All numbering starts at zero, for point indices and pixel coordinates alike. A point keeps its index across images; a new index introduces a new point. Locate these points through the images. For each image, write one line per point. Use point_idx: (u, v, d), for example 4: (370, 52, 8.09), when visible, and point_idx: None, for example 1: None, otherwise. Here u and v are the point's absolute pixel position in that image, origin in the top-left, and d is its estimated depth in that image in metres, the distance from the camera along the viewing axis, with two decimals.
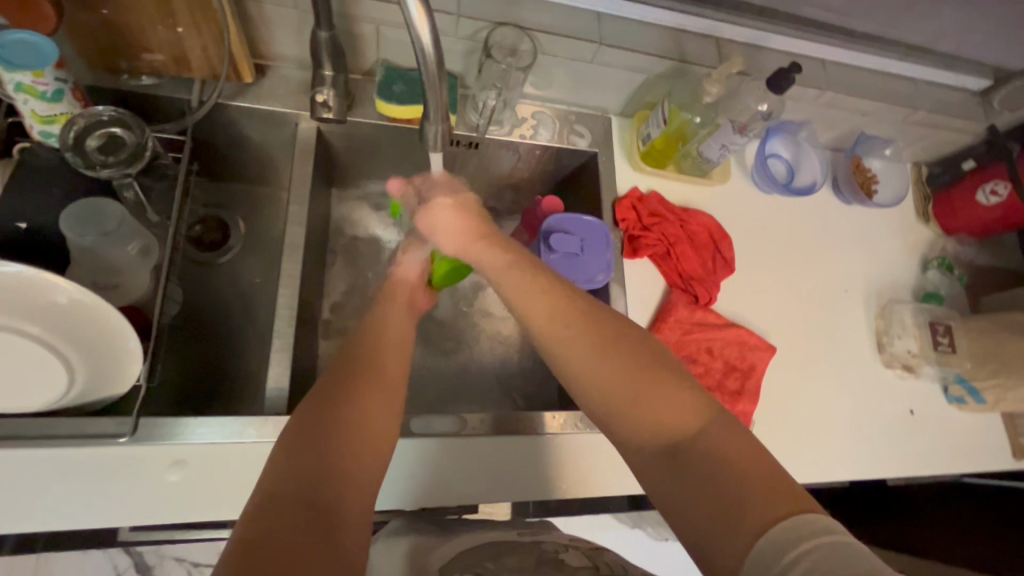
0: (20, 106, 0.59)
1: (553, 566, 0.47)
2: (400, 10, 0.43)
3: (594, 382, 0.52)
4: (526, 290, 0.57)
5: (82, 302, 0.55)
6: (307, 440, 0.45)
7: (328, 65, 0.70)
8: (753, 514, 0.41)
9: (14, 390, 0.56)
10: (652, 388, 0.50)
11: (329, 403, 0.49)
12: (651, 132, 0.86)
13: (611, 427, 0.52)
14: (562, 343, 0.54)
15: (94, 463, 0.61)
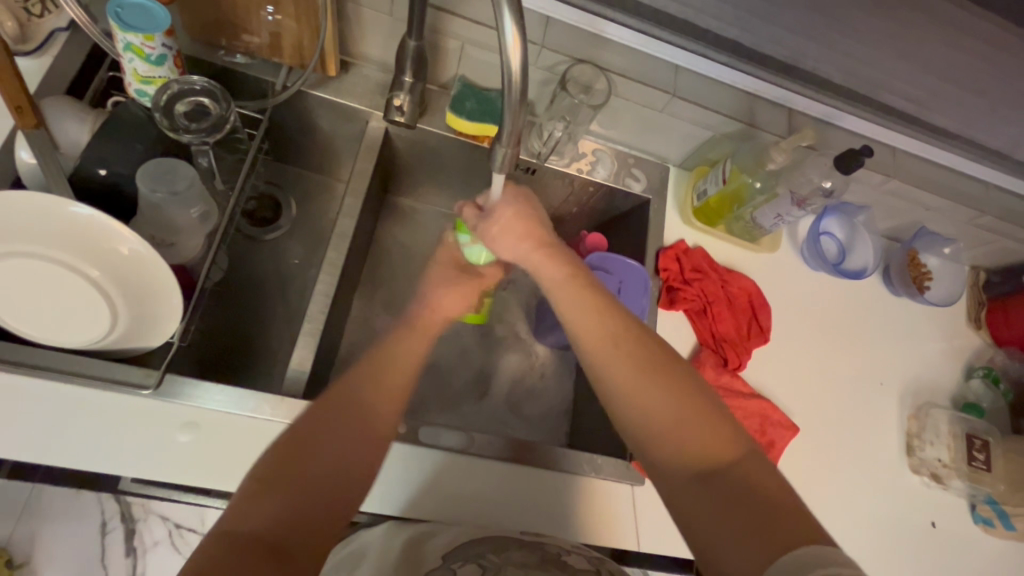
0: (124, 64, 0.63)
1: (558, 565, 0.53)
2: (497, 35, 0.44)
3: (634, 398, 0.55)
4: (583, 307, 0.63)
5: (142, 255, 0.57)
6: (312, 438, 0.50)
7: (409, 73, 0.72)
8: (779, 534, 0.43)
9: (61, 324, 0.58)
10: (688, 414, 0.53)
11: (339, 407, 0.54)
12: (708, 189, 0.87)
13: (643, 448, 0.54)
14: (610, 359, 0.59)
15: (114, 409, 0.63)
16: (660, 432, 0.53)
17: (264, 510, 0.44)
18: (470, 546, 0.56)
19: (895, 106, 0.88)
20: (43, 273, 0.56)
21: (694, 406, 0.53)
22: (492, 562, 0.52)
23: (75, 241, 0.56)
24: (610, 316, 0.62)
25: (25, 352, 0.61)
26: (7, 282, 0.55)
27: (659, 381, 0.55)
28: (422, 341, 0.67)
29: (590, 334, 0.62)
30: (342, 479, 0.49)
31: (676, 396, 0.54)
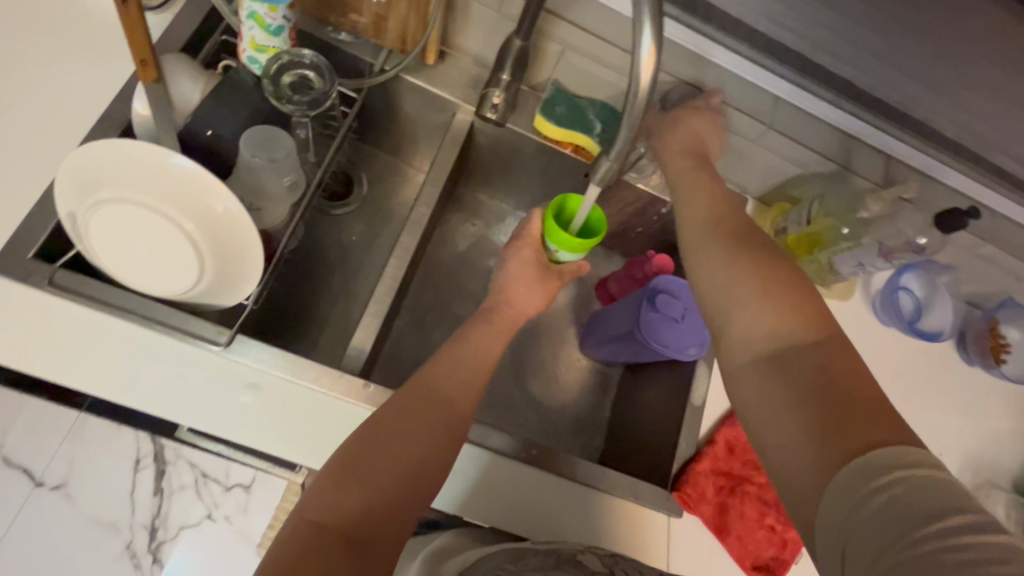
0: (243, 30, 0.65)
1: (574, 566, 0.56)
2: (632, 47, 0.45)
3: (725, 285, 0.56)
4: (706, 203, 0.64)
5: (233, 214, 0.59)
6: (382, 439, 0.54)
7: (508, 71, 0.73)
8: (854, 425, 0.43)
9: (148, 272, 0.59)
10: (790, 301, 0.52)
11: (411, 406, 0.57)
12: (788, 228, 0.85)
13: (724, 328, 0.55)
14: (716, 250, 0.59)
15: (183, 360, 0.64)
16: (745, 318, 0.53)
17: (343, 507, 0.49)
18: (488, 556, 0.56)
19: (1002, 167, 0.84)
20: (137, 221, 0.57)
21: (789, 293, 0.52)
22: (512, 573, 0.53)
23: (173, 193, 0.58)
24: (719, 210, 0.63)
25: (102, 291, 0.62)
26: (102, 226, 0.57)
27: (753, 267, 0.55)
28: (502, 339, 0.69)
29: (704, 225, 0.62)
30: (414, 477, 0.53)
31: (770, 286, 0.53)
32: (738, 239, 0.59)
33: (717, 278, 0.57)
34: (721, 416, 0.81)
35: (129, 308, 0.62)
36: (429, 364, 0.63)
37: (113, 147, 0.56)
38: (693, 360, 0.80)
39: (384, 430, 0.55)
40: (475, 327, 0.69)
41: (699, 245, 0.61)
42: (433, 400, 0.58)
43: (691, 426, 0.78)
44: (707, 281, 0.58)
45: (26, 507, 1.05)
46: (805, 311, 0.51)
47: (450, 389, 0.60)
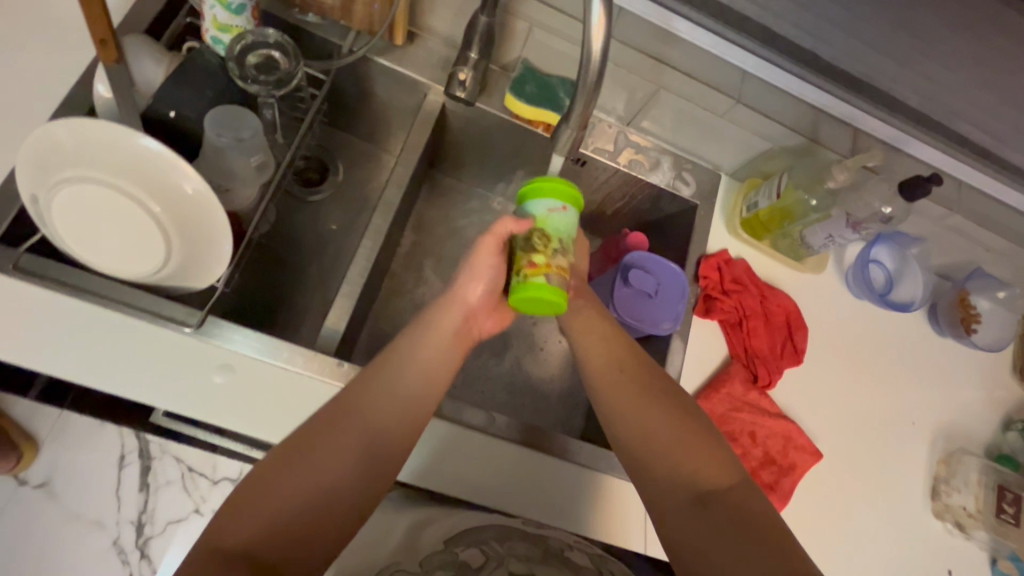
0: (205, 11, 0.65)
1: (562, 561, 0.56)
2: (584, 14, 0.47)
3: (643, 430, 0.61)
4: (599, 334, 0.69)
5: (201, 195, 0.59)
6: (292, 463, 0.51)
7: (475, 49, 0.72)
8: (774, 551, 0.50)
9: (115, 256, 0.59)
10: (696, 443, 0.59)
11: (337, 426, 0.53)
12: (759, 202, 0.86)
13: (645, 478, 0.59)
14: (623, 394, 0.64)
15: (154, 343, 0.64)
16: (655, 472, 0.59)
17: (244, 531, 0.46)
18: (475, 531, 0.59)
19: (965, 137, 0.86)
20: (101, 201, 0.57)
21: (694, 433, 0.60)
22: (495, 550, 0.55)
23: (139, 175, 0.58)
24: (613, 337, 0.69)
25: (69, 273, 0.62)
26: (65, 208, 0.57)
27: (665, 406, 0.62)
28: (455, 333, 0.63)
29: (600, 364, 0.67)
30: (329, 506, 0.50)
31: (680, 428, 0.60)
32: (637, 375, 0.65)
33: (625, 421, 0.63)
34: (697, 388, 0.82)
35: (95, 291, 0.62)
36: (364, 373, 0.58)
37: (76, 128, 0.56)
38: (667, 335, 0.81)
39: (299, 453, 0.51)
40: (421, 330, 0.62)
41: (610, 391, 0.65)
42: (361, 420, 0.54)
43: None
44: (617, 433, 0.63)
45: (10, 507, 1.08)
46: (701, 444, 0.59)
47: (386, 414, 0.56)
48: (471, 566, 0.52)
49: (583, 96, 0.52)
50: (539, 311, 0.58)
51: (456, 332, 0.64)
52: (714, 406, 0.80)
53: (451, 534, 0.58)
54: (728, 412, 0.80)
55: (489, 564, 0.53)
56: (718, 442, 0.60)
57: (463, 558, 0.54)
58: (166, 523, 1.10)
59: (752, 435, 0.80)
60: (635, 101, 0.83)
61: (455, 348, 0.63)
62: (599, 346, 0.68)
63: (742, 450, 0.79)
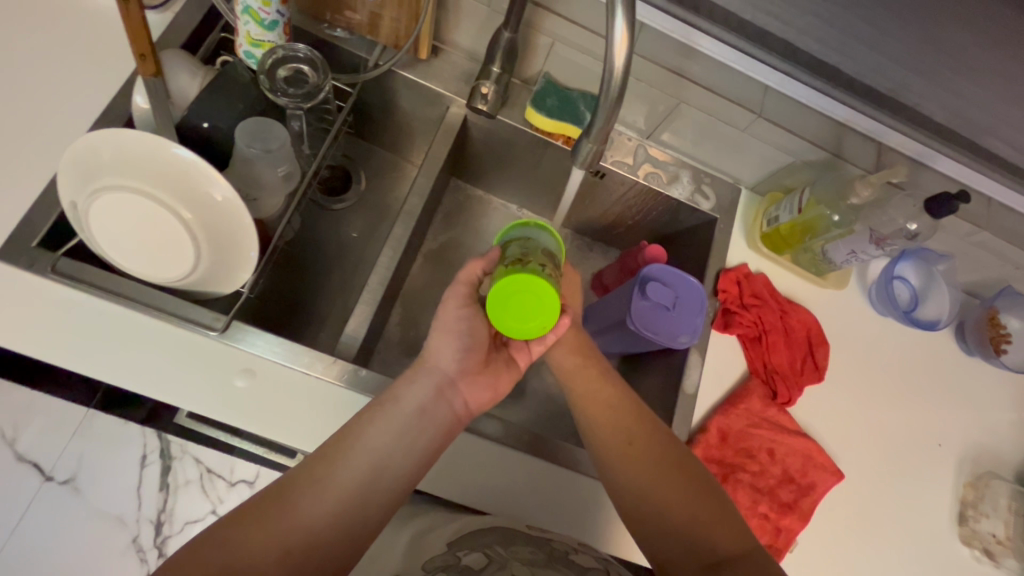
0: (240, 26, 0.67)
1: (568, 565, 0.56)
2: (606, 32, 0.48)
3: (653, 499, 0.61)
4: (598, 398, 0.67)
5: (230, 203, 0.61)
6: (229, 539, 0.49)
7: (498, 63, 0.74)
8: None
9: (147, 260, 0.61)
10: (709, 514, 0.60)
11: (272, 512, 0.51)
12: (780, 216, 0.85)
13: (658, 544, 0.60)
14: (631, 464, 0.63)
15: (182, 346, 0.66)
16: (663, 531, 0.60)
17: None
18: (480, 534, 0.59)
19: (994, 152, 0.85)
20: (132, 207, 0.59)
21: (707, 502, 0.61)
22: (499, 553, 0.55)
23: (172, 184, 0.60)
24: (615, 405, 0.66)
25: (99, 275, 0.64)
26: (101, 214, 0.59)
27: (675, 476, 0.62)
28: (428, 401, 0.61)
29: (605, 432, 0.65)
30: None
31: (691, 492, 0.61)
32: (646, 444, 0.64)
33: (621, 478, 0.63)
34: (715, 403, 0.81)
35: (123, 293, 0.64)
36: (323, 449, 0.56)
37: (113, 137, 0.58)
38: (685, 348, 0.80)
39: (221, 537, 0.48)
40: (383, 411, 0.59)
41: (617, 464, 0.63)
42: (310, 501, 0.52)
43: (684, 416, 0.78)
44: (628, 502, 0.62)
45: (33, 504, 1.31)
46: (714, 513, 0.60)
47: (324, 508, 0.52)
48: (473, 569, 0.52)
49: (600, 111, 0.54)
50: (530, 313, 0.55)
51: (425, 411, 0.60)
52: (732, 421, 0.79)
53: (457, 539, 0.58)
54: (746, 428, 0.79)
55: (492, 566, 0.53)
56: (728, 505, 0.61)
57: (466, 563, 0.53)
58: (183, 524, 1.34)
59: (770, 452, 0.79)
60: (655, 114, 0.84)
61: (417, 436, 0.59)
62: (600, 395, 0.67)
63: (760, 467, 0.78)
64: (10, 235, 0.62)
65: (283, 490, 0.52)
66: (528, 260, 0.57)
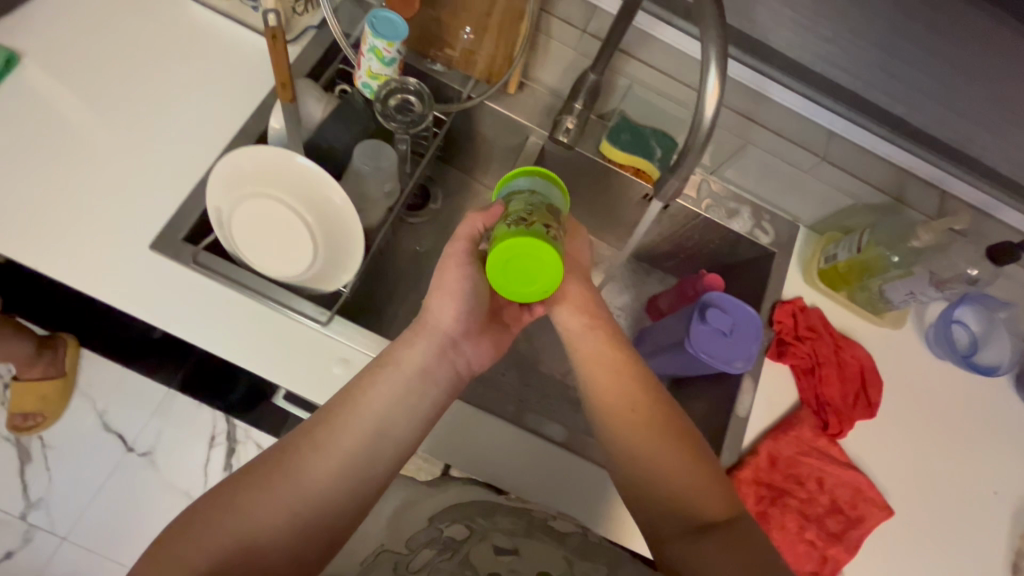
0: (364, 61, 0.76)
1: (546, 531, 0.62)
2: (698, 85, 0.54)
3: (647, 463, 0.65)
4: (603, 364, 0.70)
5: (347, 210, 0.71)
6: (244, 490, 0.53)
7: (581, 100, 0.81)
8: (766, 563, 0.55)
9: (274, 258, 0.71)
10: (699, 482, 0.63)
11: (285, 465, 0.55)
12: (838, 254, 0.89)
13: (650, 508, 0.64)
14: (632, 430, 0.66)
15: (291, 333, 0.75)
16: (657, 499, 0.64)
17: (181, 553, 0.49)
18: (462, 508, 0.66)
19: None
20: (268, 212, 0.70)
21: (699, 472, 0.64)
22: (480, 525, 0.63)
23: (303, 194, 0.71)
24: (618, 375, 0.69)
25: (227, 267, 0.74)
26: (244, 218, 0.70)
27: (668, 445, 0.65)
28: (430, 357, 0.64)
29: (609, 397, 0.69)
30: (257, 543, 0.51)
31: (684, 458, 0.64)
32: (647, 418, 0.67)
33: (618, 439, 0.67)
34: (766, 429, 0.84)
35: (244, 283, 0.74)
36: (331, 405, 0.60)
37: (251, 154, 0.69)
38: (740, 373, 0.84)
39: (229, 498, 0.53)
40: (386, 373, 0.62)
41: (617, 431, 0.67)
42: (320, 453, 0.56)
43: (735, 438, 0.82)
44: (624, 466, 0.66)
45: (115, 472, 1.46)
46: (705, 479, 0.64)
47: (328, 471, 0.56)
48: (456, 540, 0.61)
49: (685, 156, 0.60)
50: (528, 267, 0.56)
51: (428, 372, 0.64)
52: (782, 447, 0.82)
53: (439, 511, 0.67)
54: (796, 455, 0.82)
55: (472, 536, 0.61)
56: (719, 474, 0.65)
57: (449, 534, 0.62)
58: None
59: (818, 481, 0.81)
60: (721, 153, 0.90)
61: (421, 392, 0.62)
62: (603, 366, 0.70)
63: (808, 495, 0.81)
64: (165, 227, 0.74)
65: (294, 442, 0.57)
66: (529, 212, 0.58)
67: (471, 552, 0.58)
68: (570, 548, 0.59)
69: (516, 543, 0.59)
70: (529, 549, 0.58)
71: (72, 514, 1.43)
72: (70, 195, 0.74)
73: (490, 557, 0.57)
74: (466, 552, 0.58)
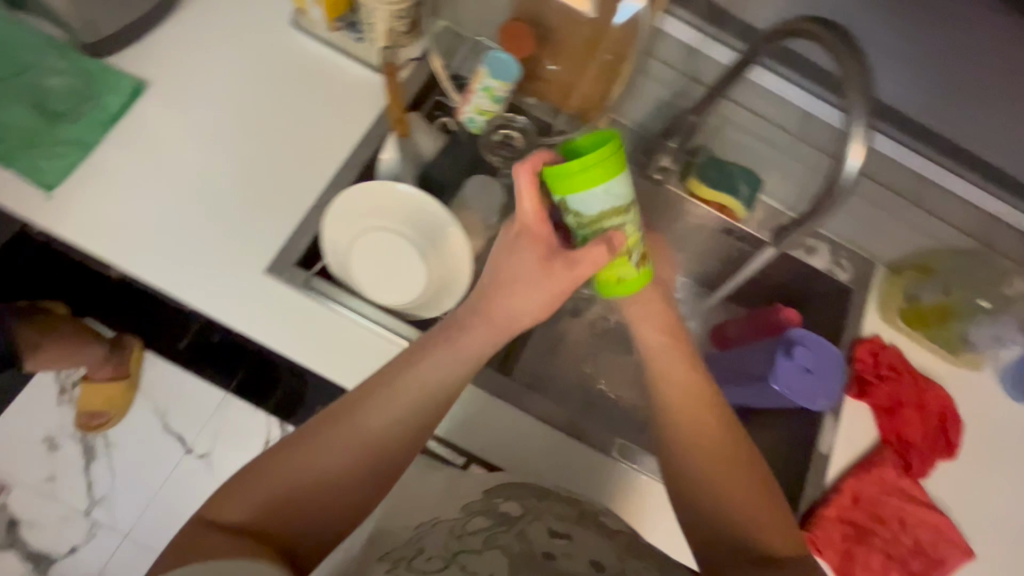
0: (472, 99, 0.78)
1: (598, 523, 0.63)
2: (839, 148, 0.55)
3: (707, 473, 0.60)
4: (678, 368, 0.63)
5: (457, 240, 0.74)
6: (299, 447, 0.56)
7: (676, 138, 0.86)
8: None
9: (386, 284, 0.75)
10: (759, 498, 0.58)
11: (336, 426, 0.58)
12: (921, 296, 0.91)
13: (699, 513, 0.60)
14: (698, 436, 0.61)
15: (392, 358, 0.77)
16: (708, 507, 0.59)
17: (243, 497, 0.53)
18: (514, 488, 0.69)
19: None
20: (383, 241, 0.74)
21: (760, 491, 0.58)
22: (532, 506, 0.65)
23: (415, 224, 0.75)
24: (693, 380, 0.63)
25: (335, 293, 0.76)
26: (362, 247, 0.74)
27: (735, 454, 0.60)
28: (484, 335, 0.63)
29: (679, 398, 0.62)
30: (307, 495, 0.55)
31: (749, 473, 0.59)
32: (714, 426, 0.61)
33: (679, 435, 0.62)
34: (847, 467, 0.85)
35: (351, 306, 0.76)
36: (384, 375, 0.61)
37: (371, 187, 0.73)
38: (822, 411, 0.85)
39: (284, 453, 0.56)
40: (435, 348, 0.62)
41: (682, 431, 0.61)
42: (369, 418, 0.58)
43: (818, 475, 0.83)
44: (682, 470, 0.61)
45: (175, 472, 1.50)
46: (764, 496, 0.58)
47: (377, 433, 0.58)
48: (511, 517, 0.62)
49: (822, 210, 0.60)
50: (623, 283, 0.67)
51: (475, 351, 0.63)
52: (864, 486, 0.84)
53: (492, 488, 0.70)
54: (878, 494, 0.84)
55: (527, 515, 0.63)
56: (776, 493, 0.60)
57: (504, 509, 0.64)
58: None
59: (901, 521, 0.83)
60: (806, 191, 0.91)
61: (469, 369, 0.63)
62: (680, 382, 0.63)
63: (891, 534, 0.82)
64: (279, 254, 0.77)
65: (347, 405, 0.59)
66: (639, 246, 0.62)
67: (526, 530, 0.59)
68: (617, 542, 0.60)
69: (570, 530, 0.60)
70: (582, 537, 0.59)
71: (133, 513, 1.47)
72: (193, 221, 0.78)
73: (547, 537, 0.58)
74: (522, 529, 0.60)
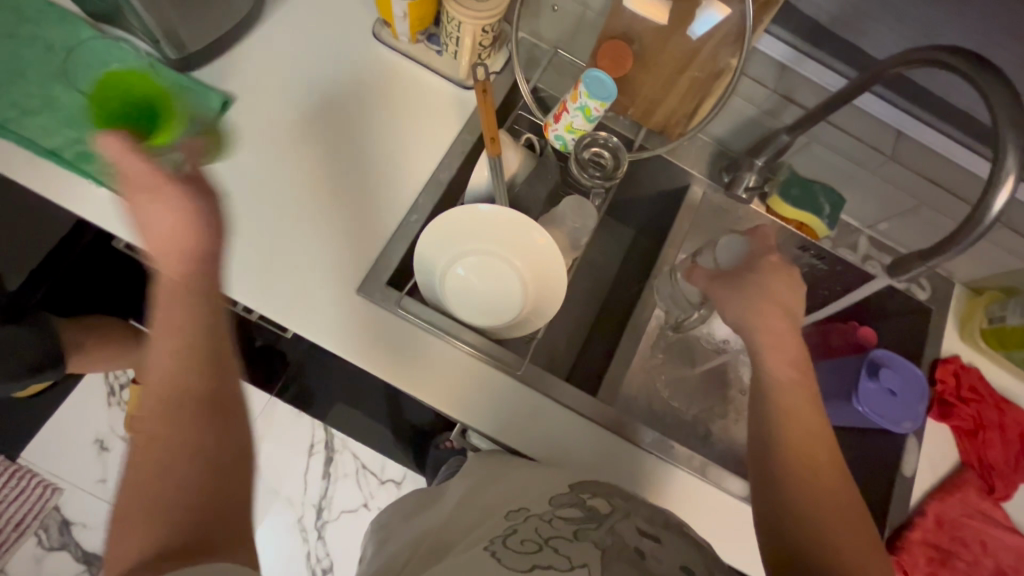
0: (565, 116, 0.78)
1: (681, 533, 0.55)
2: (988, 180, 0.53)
3: (808, 488, 0.59)
4: (796, 392, 0.65)
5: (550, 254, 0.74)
6: (158, 459, 0.49)
7: (764, 157, 0.86)
8: None
9: (484, 304, 0.77)
10: (852, 527, 0.57)
11: (151, 401, 0.52)
12: (1006, 317, 0.89)
13: (787, 523, 0.58)
14: (806, 449, 0.61)
15: (479, 375, 0.76)
16: (802, 519, 0.57)
17: (140, 528, 0.46)
18: (600, 487, 0.61)
19: None
20: (483, 264, 0.76)
21: (853, 517, 0.57)
22: (620, 505, 0.57)
23: (513, 246, 0.76)
24: (812, 411, 0.64)
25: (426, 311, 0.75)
26: (462, 271, 0.76)
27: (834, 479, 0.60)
28: (166, 219, 0.55)
29: (802, 412, 0.64)
30: (195, 473, 0.50)
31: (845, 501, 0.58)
32: (818, 449, 0.61)
33: (784, 444, 0.62)
34: (929, 489, 0.85)
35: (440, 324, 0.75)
36: None
37: (478, 210, 0.74)
38: (905, 432, 0.85)
39: (146, 467, 0.49)
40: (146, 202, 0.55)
41: (791, 441, 0.62)
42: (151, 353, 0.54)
43: (903, 496, 0.83)
44: (783, 477, 0.60)
45: None
46: (855, 525, 0.57)
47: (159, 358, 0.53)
48: (600, 512, 0.55)
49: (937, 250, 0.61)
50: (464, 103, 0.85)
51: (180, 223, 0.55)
52: (947, 509, 0.83)
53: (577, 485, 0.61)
54: (960, 517, 0.83)
55: (617, 513, 0.55)
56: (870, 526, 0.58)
57: (592, 504, 0.56)
58: (340, 512, 1.49)
59: (983, 544, 0.83)
60: (887, 209, 0.91)
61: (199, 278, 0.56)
62: (802, 409, 0.64)
63: (975, 558, 0.82)
64: (371, 272, 0.76)
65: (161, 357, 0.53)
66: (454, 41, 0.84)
67: (617, 527, 0.52)
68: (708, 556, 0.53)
69: (661, 536, 0.52)
70: (673, 544, 0.52)
71: None
72: (283, 236, 0.77)
73: (637, 537, 0.51)
74: (611, 526, 0.52)
